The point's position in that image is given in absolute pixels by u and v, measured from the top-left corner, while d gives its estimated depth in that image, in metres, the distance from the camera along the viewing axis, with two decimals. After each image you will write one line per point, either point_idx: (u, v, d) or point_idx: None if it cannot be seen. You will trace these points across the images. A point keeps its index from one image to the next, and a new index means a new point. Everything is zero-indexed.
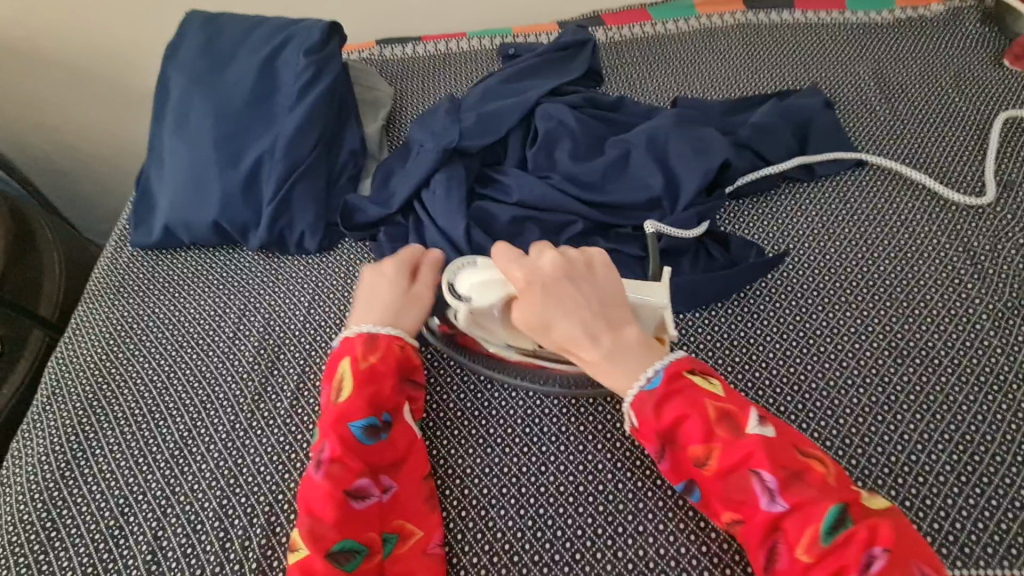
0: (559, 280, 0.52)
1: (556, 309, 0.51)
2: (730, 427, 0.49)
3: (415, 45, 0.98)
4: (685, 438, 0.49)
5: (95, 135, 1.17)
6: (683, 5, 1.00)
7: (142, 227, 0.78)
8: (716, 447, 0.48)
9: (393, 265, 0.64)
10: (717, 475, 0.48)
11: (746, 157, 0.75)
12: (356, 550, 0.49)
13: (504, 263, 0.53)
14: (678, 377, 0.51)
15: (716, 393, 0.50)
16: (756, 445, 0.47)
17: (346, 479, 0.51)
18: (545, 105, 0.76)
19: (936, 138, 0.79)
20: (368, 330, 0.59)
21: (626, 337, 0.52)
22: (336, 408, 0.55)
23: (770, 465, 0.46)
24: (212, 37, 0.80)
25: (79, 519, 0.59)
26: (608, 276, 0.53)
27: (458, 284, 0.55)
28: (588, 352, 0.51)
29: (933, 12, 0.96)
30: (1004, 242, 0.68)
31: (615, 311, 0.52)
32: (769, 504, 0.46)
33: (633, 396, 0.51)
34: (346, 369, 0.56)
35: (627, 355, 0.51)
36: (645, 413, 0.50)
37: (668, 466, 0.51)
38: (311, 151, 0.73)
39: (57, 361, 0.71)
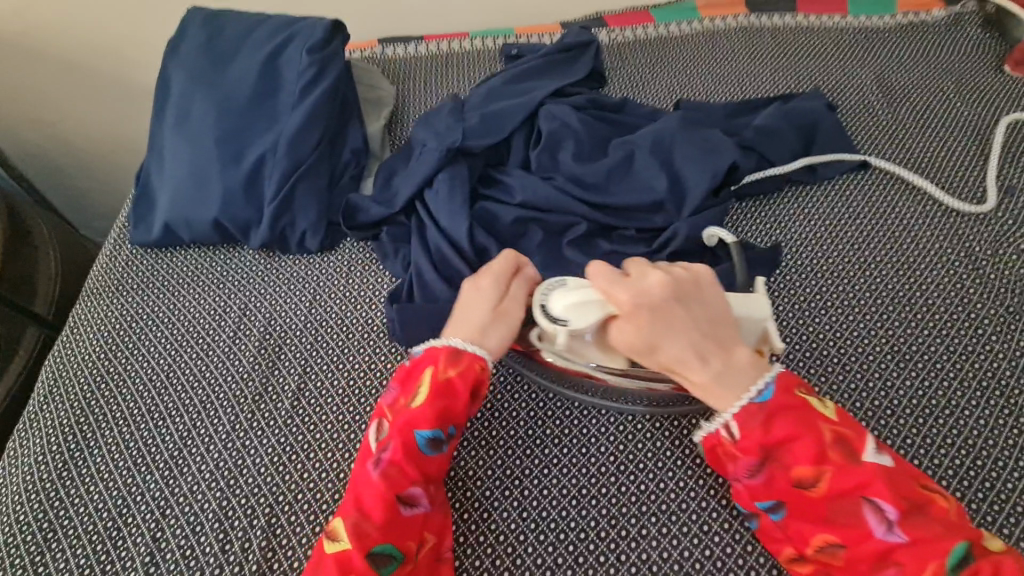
0: (665, 302, 0.52)
1: (663, 331, 0.51)
2: (845, 452, 0.48)
3: (418, 44, 0.98)
4: (792, 458, 0.49)
5: (94, 132, 1.17)
6: (686, 8, 1.00)
7: (141, 224, 0.78)
8: (829, 470, 0.48)
9: (490, 277, 0.59)
10: (826, 498, 0.48)
11: (749, 160, 0.75)
12: (394, 556, 0.49)
13: (605, 284, 0.52)
14: (790, 395, 0.50)
15: (830, 416, 0.50)
16: (874, 473, 0.47)
17: (401, 484, 0.51)
18: (549, 106, 0.76)
19: (938, 143, 0.79)
20: (454, 345, 0.56)
21: (736, 356, 0.51)
22: (408, 413, 0.53)
23: (889, 493, 0.46)
24: (214, 34, 0.79)
25: (76, 519, 0.58)
26: (715, 296, 0.53)
27: (551, 304, 0.52)
28: (695, 373, 0.51)
29: (935, 17, 0.96)
30: (1006, 247, 0.69)
31: (722, 330, 0.52)
32: (884, 533, 0.46)
33: (737, 410, 0.50)
34: (426, 376, 0.55)
35: (738, 374, 0.51)
36: (752, 431, 0.49)
37: (764, 484, 0.50)
38: (314, 149, 0.73)
39: (55, 360, 0.70)
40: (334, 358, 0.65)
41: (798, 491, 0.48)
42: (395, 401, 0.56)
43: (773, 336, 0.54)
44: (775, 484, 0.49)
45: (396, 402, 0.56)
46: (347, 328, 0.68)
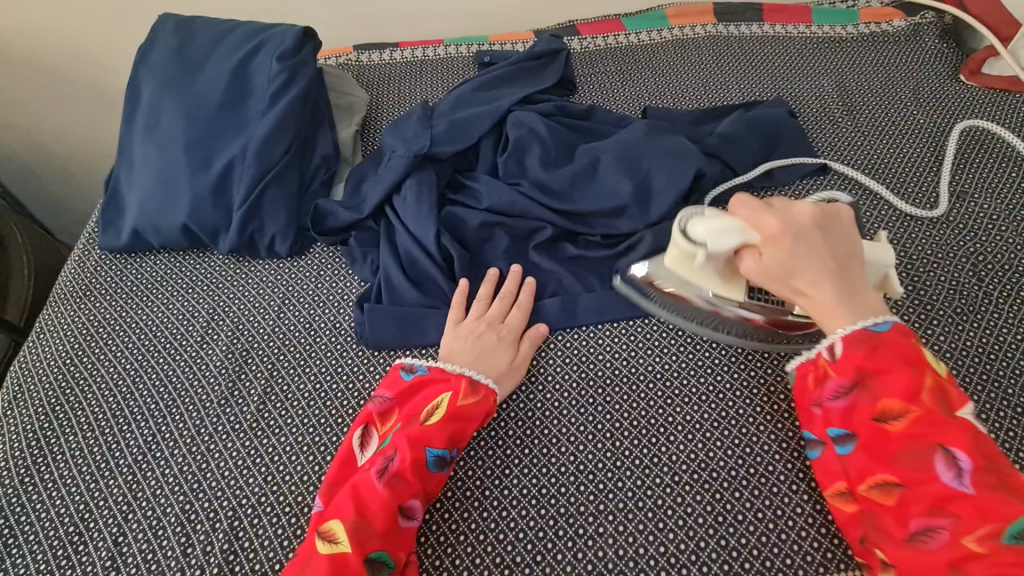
0: (811, 230, 0.53)
1: (804, 256, 0.52)
2: (941, 402, 0.48)
3: (392, 51, 0.99)
4: (883, 390, 0.49)
5: (67, 136, 1.16)
6: (657, 16, 1.03)
7: (110, 229, 0.78)
8: (916, 410, 0.48)
9: (510, 326, 0.65)
10: (901, 436, 0.48)
11: (711, 166, 0.77)
12: (389, 564, 0.50)
13: (749, 212, 0.54)
14: (903, 338, 0.51)
15: (937, 368, 0.50)
16: (962, 427, 0.47)
17: (404, 496, 0.52)
18: (517, 113, 0.78)
19: (894, 149, 0.82)
20: (472, 376, 0.59)
21: (863, 291, 0.53)
22: (421, 428, 0.55)
23: (969, 448, 0.46)
24: (185, 40, 0.80)
25: (38, 525, 0.58)
26: (854, 234, 0.55)
27: (692, 229, 0.55)
28: (822, 299, 0.52)
29: (895, 26, 0.99)
30: (955, 250, 0.71)
31: (854, 266, 0.53)
32: (951, 481, 0.45)
33: (845, 333, 0.52)
34: (444, 399, 0.57)
35: (861, 303, 0.52)
36: (854, 353, 0.51)
37: (846, 411, 0.52)
38: (283, 155, 0.74)
39: (21, 365, 0.70)
40: (301, 362, 0.66)
41: (876, 424, 0.49)
42: (406, 412, 0.58)
43: (893, 280, 0.57)
44: (857, 414, 0.51)
45: (408, 414, 0.58)
46: (315, 332, 0.68)
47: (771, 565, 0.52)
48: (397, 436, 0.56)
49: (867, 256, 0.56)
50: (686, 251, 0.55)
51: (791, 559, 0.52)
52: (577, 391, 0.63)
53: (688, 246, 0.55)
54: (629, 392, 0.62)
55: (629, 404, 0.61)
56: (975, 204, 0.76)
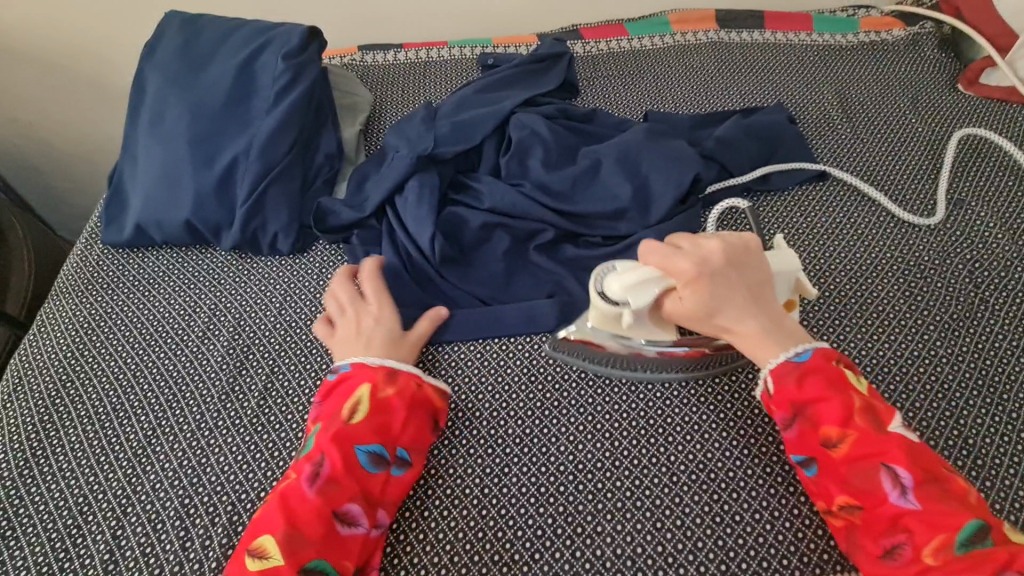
0: (724, 268, 0.56)
1: (721, 295, 0.55)
2: (872, 420, 0.51)
3: (396, 52, 1.00)
4: (820, 418, 0.52)
5: (70, 132, 1.17)
6: (659, 22, 1.04)
7: (113, 224, 0.78)
8: (853, 433, 0.50)
9: (386, 309, 0.65)
10: (845, 460, 0.50)
11: (712, 170, 0.77)
12: (330, 573, 0.50)
13: (663, 258, 0.56)
14: (827, 362, 0.54)
15: (861, 387, 0.53)
16: (895, 443, 0.49)
17: (337, 500, 0.52)
18: (519, 115, 0.78)
19: (893, 157, 0.83)
20: (391, 365, 0.60)
21: (779, 316, 0.57)
22: (346, 427, 0.56)
23: (907, 462, 0.48)
24: (191, 38, 0.80)
25: (36, 517, 0.58)
26: (761, 263, 0.57)
27: (609, 289, 0.58)
28: (747, 333, 0.56)
29: (895, 36, 1.00)
30: (952, 257, 0.72)
31: (766, 294, 0.57)
32: (898, 499, 0.48)
33: (774, 365, 0.55)
34: (363, 394, 0.58)
35: (783, 332, 0.56)
36: (785, 387, 0.54)
37: (794, 439, 0.54)
38: (286, 153, 0.74)
39: (21, 358, 0.70)
40: (302, 359, 0.66)
41: (822, 450, 0.52)
42: (330, 413, 0.57)
43: (806, 284, 0.60)
44: (806, 440, 0.53)
45: (330, 414, 0.57)
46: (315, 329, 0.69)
47: (767, 565, 0.53)
48: (324, 442, 0.55)
49: (775, 267, 0.58)
50: (609, 311, 0.58)
51: (787, 560, 0.53)
52: (577, 391, 0.63)
53: (610, 309, 0.58)
54: (628, 393, 0.63)
55: (628, 406, 0.62)
56: (972, 211, 0.76)
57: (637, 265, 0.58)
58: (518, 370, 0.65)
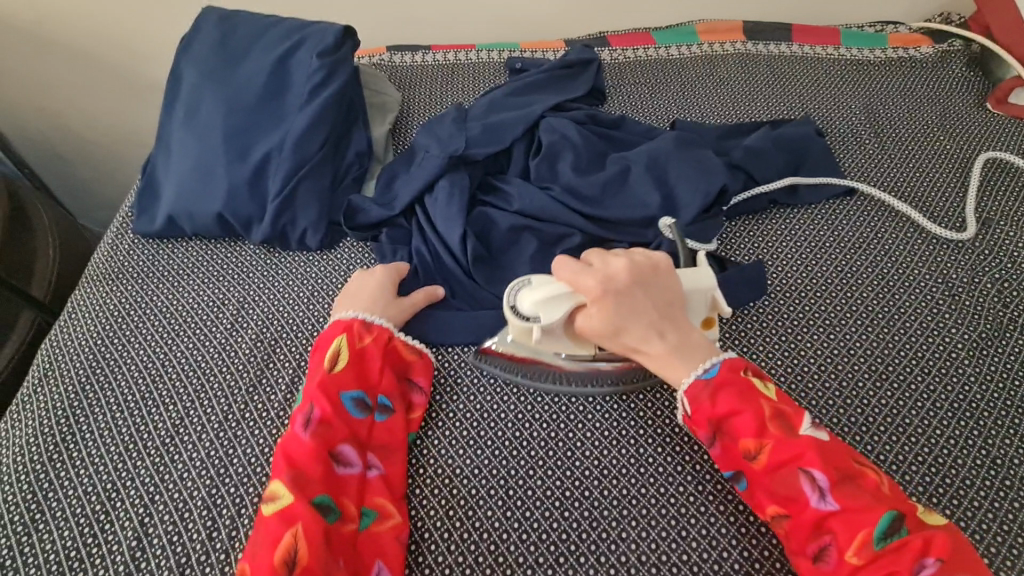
0: (630, 287, 0.56)
1: (628, 315, 0.55)
2: (784, 426, 0.52)
3: (425, 53, 1.00)
4: (737, 432, 0.53)
5: (98, 122, 1.18)
6: (686, 31, 1.04)
7: (145, 214, 0.79)
8: (768, 443, 0.51)
9: (382, 269, 0.69)
10: (766, 470, 0.51)
11: (739, 180, 0.78)
12: (333, 508, 0.53)
13: (571, 274, 0.57)
14: (735, 375, 0.55)
15: (769, 393, 0.54)
16: (807, 446, 0.50)
17: (331, 442, 0.56)
18: (549, 119, 0.79)
19: (922, 173, 0.83)
20: (365, 317, 0.64)
21: (691, 335, 0.57)
22: (330, 377, 0.59)
23: (821, 464, 0.50)
24: (228, 33, 0.81)
25: (64, 502, 0.59)
26: (673, 281, 0.58)
27: (521, 306, 0.58)
28: (655, 353, 0.56)
29: (923, 52, 1.00)
30: (980, 275, 0.72)
31: (677, 310, 0.57)
32: (819, 502, 0.49)
33: (688, 386, 0.55)
34: (341, 344, 0.61)
35: (691, 351, 0.56)
36: (701, 406, 0.54)
37: (720, 455, 0.55)
38: (319, 150, 0.75)
39: (51, 342, 0.71)
40: None
41: (745, 462, 0.53)
42: (312, 371, 0.61)
43: (721, 301, 0.60)
44: (730, 455, 0.54)
45: (314, 371, 0.61)
46: None
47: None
48: (309, 393, 0.58)
49: (687, 287, 0.59)
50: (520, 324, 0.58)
51: None
52: (604, 397, 0.63)
53: (522, 324, 0.57)
54: (655, 400, 0.63)
55: (654, 412, 0.62)
56: (1002, 231, 0.76)
57: (551, 280, 0.58)
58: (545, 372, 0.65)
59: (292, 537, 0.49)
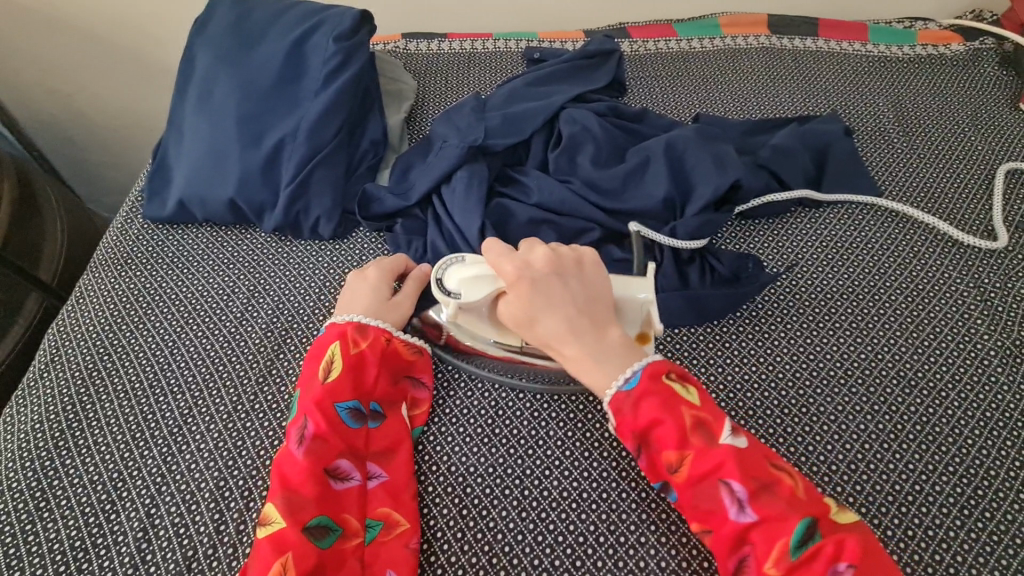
0: (549, 277, 0.55)
1: (543, 304, 0.54)
2: (704, 436, 0.49)
3: (441, 41, 0.98)
4: (659, 444, 0.50)
5: (109, 105, 1.17)
6: (709, 24, 1.01)
7: (156, 198, 0.78)
8: (689, 455, 0.49)
9: (376, 270, 0.66)
10: (687, 484, 0.49)
11: (765, 178, 0.75)
12: (331, 528, 0.51)
13: (495, 257, 0.56)
14: (655, 383, 0.51)
15: (691, 400, 0.51)
16: (727, 456, 0.48)
17: (326, 458, 0.53)
18: (570, 110, 0.77)
19: (952, 175, 0.80)
20: (358, 320, 0.61)
21: (610, 337, 0.54)
22: (323, 388, 0.56)
23: (739, 475, 0.47)
24: (243, 16, 0.79)
25: (71, 490, 0.58)
26: (597, 279, 0.56)
27: (446, 281, 0.57)
28: (570, 352, 0.54)
29: (954, 50, 0.97)
30: (1013, 281, 0.70)
31: (600, 308, 0.55)
32: (737, 515, 0.47)
33: (610, 396, 0.52)
34: (336, 352, 0.58)
35: (610, 356, 0.53)
36: (623, 417, 0.51)
37: (645, 468, 0.52)
38: (334, 137, 0.73)
39: (57, 328, 0.70)
40: None
41: (668, 475, 0.50)
42: (304, 381, 0.58)
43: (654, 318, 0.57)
44: (651, 467, 0.51)
45: (307, 381, 0.58)
46: None
47: None
48: (301, 406, 0.56)
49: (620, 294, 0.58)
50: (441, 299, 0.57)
51: None
52: None
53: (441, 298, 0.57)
54: None
55: None
56: None
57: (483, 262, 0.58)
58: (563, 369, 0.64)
59: (282, 566, 0.47)
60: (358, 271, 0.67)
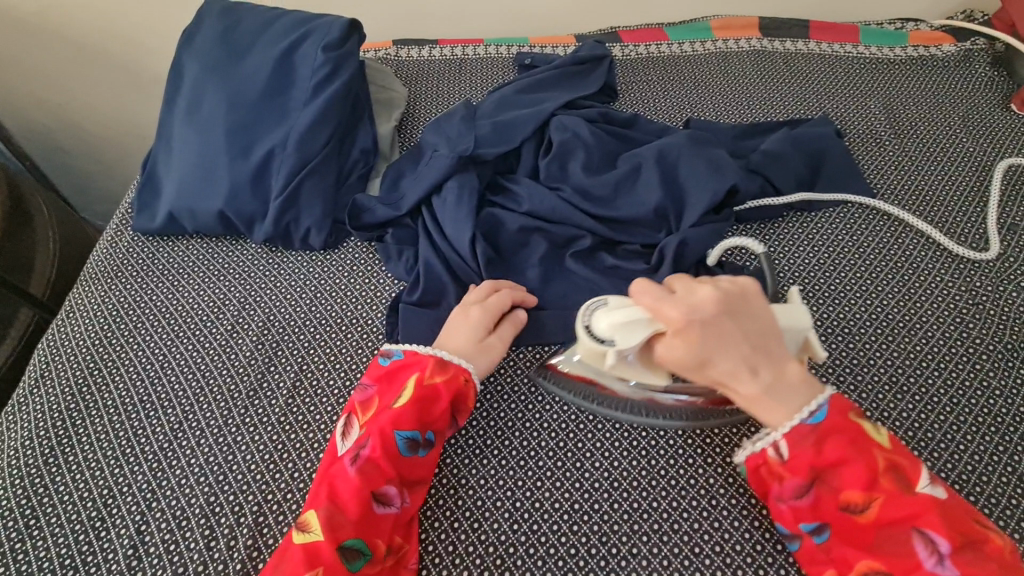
0: (719, 317, 0.49)
1: (717, 348, 0.48)
2: (900, 480, 0.47)
3: (432, 48, 0.98)
4: (842, 482, 0.48)
5: (100, 113, 1.16)
6: (701, 28, 1.01)
7: (145, 211, 0.77)
8: (879, 497, 0.47)
9: (480, 310, 0.62)
10: (872, 525, 0.47)
11: (757, 182, 0.75)
12: (362, 552, 0.49)
13: (653, 301, 0.49)
14: (846, 419, 0.49)
15: (883, 441, 0.49)
16: (926, 504, 0.46)
17: (375, 481, 0.52)
18: (561, 117, 0.77)
19: (944, 176, 0.80)
20: (442, 354, 0.59)
21: (788, 371, 0.50)
22: (391, 413, 0.55)
23: (941, 527, 0.45)
24: (231, 26, 0.79)
25: (60, 507, 0.57)
26: (764, 310, 0.50)
27: (597, 328, 0.51)
28: (746, 391, 0.50)
29: (945, 51, 0.97)
30: (1005, 284, 0.69)
31: (774, 346, 0.50)
32: (934, 566, 0.45)
33: (788, 430, 0.50)
34: (411, 380, 0.57)
35: (789, 390, 0.50)
36: (804, 451, 0.49)
37: (811, 505, 0.49)
38: (323, 147, 0.73)
39: (49, 342, 0.70)
40: (331, 355, 0.65)
41: (845, 514, 0.48)
42: (379, 403, 0.57)
43: (815, 343, 0.52)
44: (822, 506, 0.49)
45: (381, 404, 0.57)
46: (347, 327, 0.67)
47: None
48: (368, 425, 0.55)
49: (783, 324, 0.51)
50: (594, 349, 0.52)
51: None
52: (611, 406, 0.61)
53: (597, 346, 0.51)
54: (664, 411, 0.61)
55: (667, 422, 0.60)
56: None
57: (628, 302, 0.52)
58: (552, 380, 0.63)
59: None
60: (462, 306, 0.63)
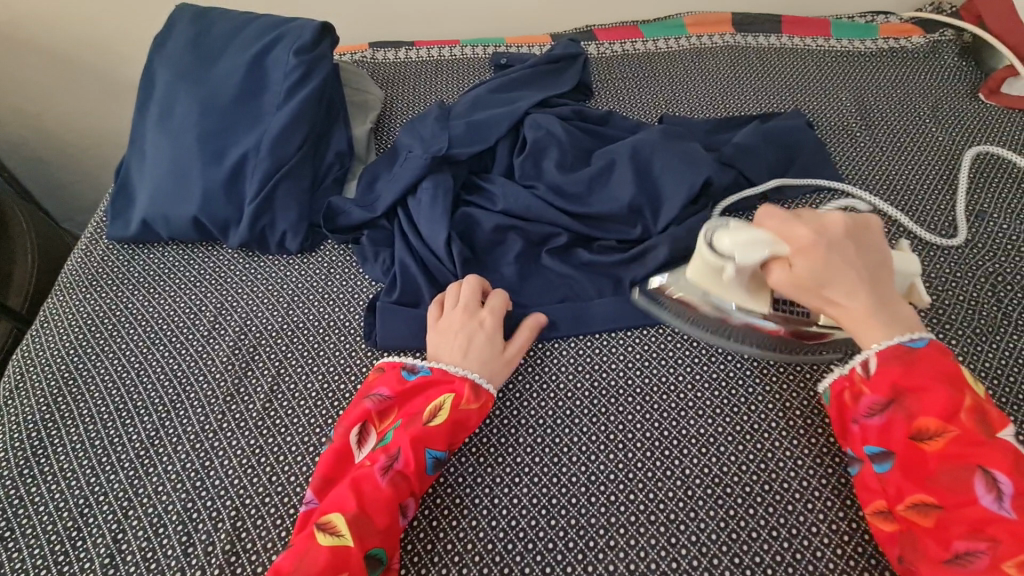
0: (844, 240, 0.51)
1: (839, 266, 0.50)
2: (981, 423, 0.47)
3: (408, 49, 0.98)
4: (917, 410, 0.48)
5: (76, 122, 1.15)
6: (675, 24, 1.02)
7: (119, 218, 0.77)
8: (953, 430, 0.47)
9: (491, 317, 0.62)
10: (937, 455, 0.47)
11: (730, 175, 0.75)
12: (383, 560, 0.50)
13: (780, 222, 0.52)
14: (940, 355, 0.50)
15: (977, 388, 0.49)
16: (1001, 449, 0.45)
17: (404, 495, 0.52)
18: (535, 115, 0.77)
19: (913, 166, 0.81)
20: (477, 380, 0.58)
21: (895, 301, 0.52)
22: (426, 429, 0.54)
23: (1010, 472, 0.44)
24: (203, 32, 0.79)
25: (35, 519, 0.57)
26: (882, 246, 0.53)
27: (718, 242, 0.54)
28: (854, 311, 0.51)
29: (914, 43, 0.98)
30: (973, 269, 0.71)
31: (886, 277, 0.52)
32: (990, 504, 0.44)
33: (881, 348, 0.51)
34: (447, 400, 0.56)
35: (895, 316, 0.51)
36: (889, 369, 0.50)
37: (881, 428, 0.50)
38: (297, 151, 0.73)
39: (23, 353, 0.69)
40: (310, 357, 0.65)
41: (912, 442, 0.48)
42: (409, 413, 0.57)
43: (921, 288, 0.56)
44: (892, 430, 0.50)
45: (411, 415, 0.57)
46: (325, 330, 0.67)
47: None
48: (400, 435, 0.55)
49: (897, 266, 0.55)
50: (712, 263, 0.55)
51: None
52: (589, 400, 0.62)
53: (715, 260, 0.55)
54: (641, 404, 0.61)
55: (644, 416, 0.60)
56: (994, 224, 0.75)
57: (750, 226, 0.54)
58: (531, 378, 0.64)
59: None
60: (471, 312, 0.63)
